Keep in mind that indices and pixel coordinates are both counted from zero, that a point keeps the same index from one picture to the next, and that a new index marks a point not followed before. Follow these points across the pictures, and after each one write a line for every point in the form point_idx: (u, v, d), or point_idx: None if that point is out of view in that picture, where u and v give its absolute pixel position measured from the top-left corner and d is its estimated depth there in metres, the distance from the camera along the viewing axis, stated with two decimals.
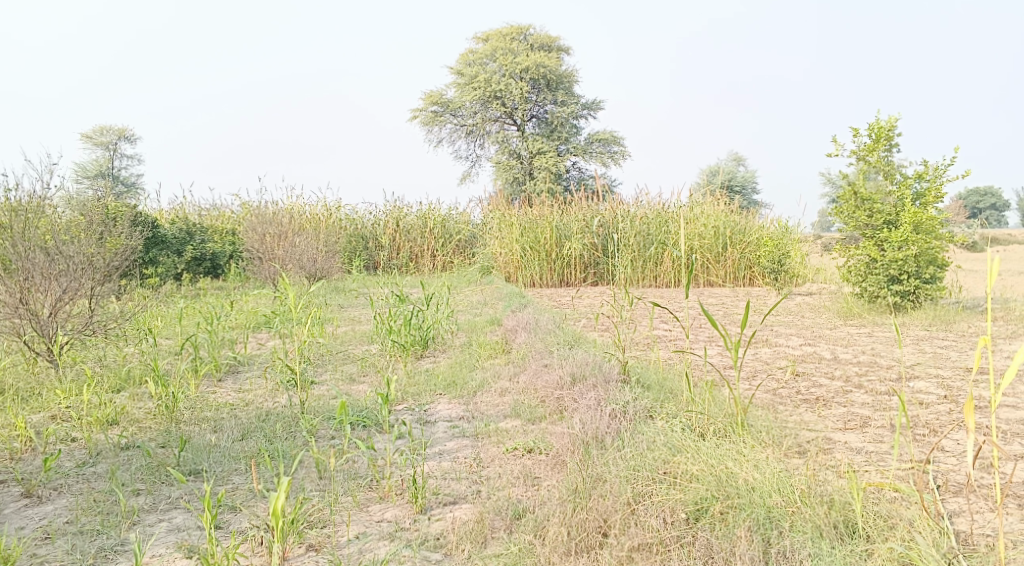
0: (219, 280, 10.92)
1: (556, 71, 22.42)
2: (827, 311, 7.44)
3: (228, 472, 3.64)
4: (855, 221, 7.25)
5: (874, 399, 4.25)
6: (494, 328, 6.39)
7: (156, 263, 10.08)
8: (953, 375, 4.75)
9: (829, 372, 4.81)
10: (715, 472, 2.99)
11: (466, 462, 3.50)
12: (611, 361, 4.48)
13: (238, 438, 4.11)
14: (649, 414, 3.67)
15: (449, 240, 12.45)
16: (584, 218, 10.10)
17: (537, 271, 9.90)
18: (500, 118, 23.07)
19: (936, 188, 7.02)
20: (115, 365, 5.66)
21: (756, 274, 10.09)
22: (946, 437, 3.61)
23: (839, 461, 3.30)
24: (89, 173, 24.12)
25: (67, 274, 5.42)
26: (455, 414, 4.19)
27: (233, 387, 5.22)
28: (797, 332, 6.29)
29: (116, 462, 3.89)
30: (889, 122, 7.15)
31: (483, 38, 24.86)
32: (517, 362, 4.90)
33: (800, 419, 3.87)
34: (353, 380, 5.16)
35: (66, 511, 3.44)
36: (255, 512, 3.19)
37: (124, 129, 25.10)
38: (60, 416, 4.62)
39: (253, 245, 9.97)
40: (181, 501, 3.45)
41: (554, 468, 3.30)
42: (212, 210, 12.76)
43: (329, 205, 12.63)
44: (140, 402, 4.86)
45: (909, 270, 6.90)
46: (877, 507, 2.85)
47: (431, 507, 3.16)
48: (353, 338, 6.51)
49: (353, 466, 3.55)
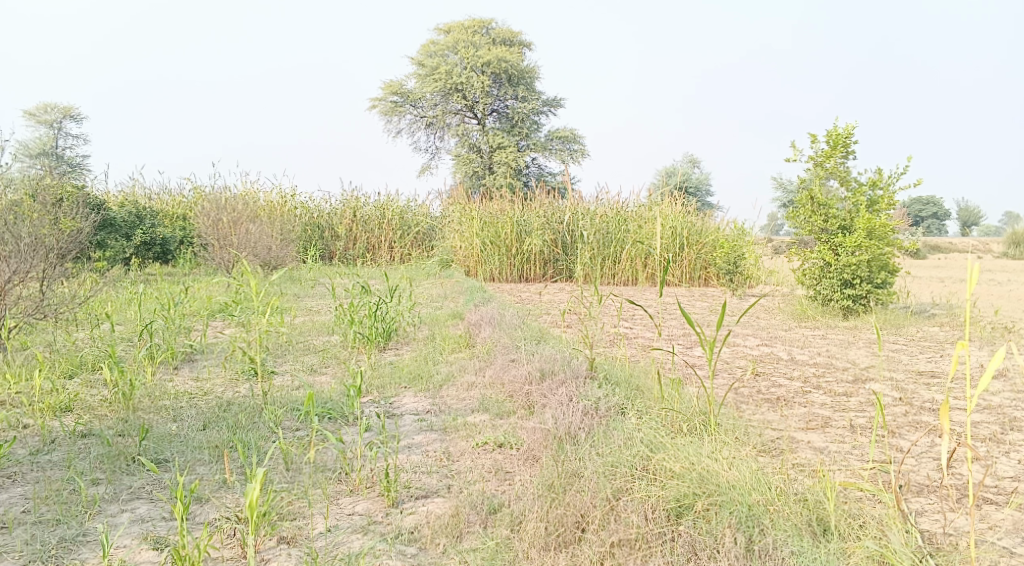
0: (169, 266, 10.67)
1: (518, 66, 22.41)
2: (781, 313, 7.58)
3: (192, 462, 3.57)
4: (810, 226, 7.37)
5: (833, 399, 4.34)
6: (456, 322, 6.37)
7: (105, 246, 9.83)
8: (908, 378, 4.87)
9: (788, 373, 4.91)
10: (696, 469, 3.03)
11: (436, 456, 3.48)
12: (578, 357, 4.50)
13: (200, 428, 4.03)
14: (620, 411, 3.70)
15: (406, 232, 12.37)
16: (545, 214, 10.08)
17: (497, 266, 9.92)
18: (460, 111, 22.99)
19: (889, 196, 7.20)
20: (65, 350, 5.48)
21: (711, 275, 10.25)
22: (904, 438, 3.71)
23: (807, 461, 3.37)
24: (31, 152, 23.35)
25: (17, 256, 5.23)
26: (421, 407, 4.16)
27: (191, 376, 5.11)
28: (755, 332, 6.40)
29: (73, 450, 3.78)
30: (846, 130, 7.30)
31: (444, 30, 24.73)
32: (482, 356, 4.89)
33: (763, 418, 3.94)
34: (314, 371, 5.09)
35: (22, 499, 3.34)
36: (224, 503, 3.15)
37: (69, 107, 24.38)
38: (10, 402, 4.48)
39: (207, 231, 9.75)
40: (144, 491, 3.37)
41: (527, 463, 3.32)
42: (163, 194, 12.47)
43: (285, 194, 12.44)
44: (94, 389, 4.73)
45: (861, 275, 7.05)
46: (848, 506, 2.93)
47: (403, 501, 3.14)
48: (312, 328, 6.42)
49: (323, 459, 3.51)
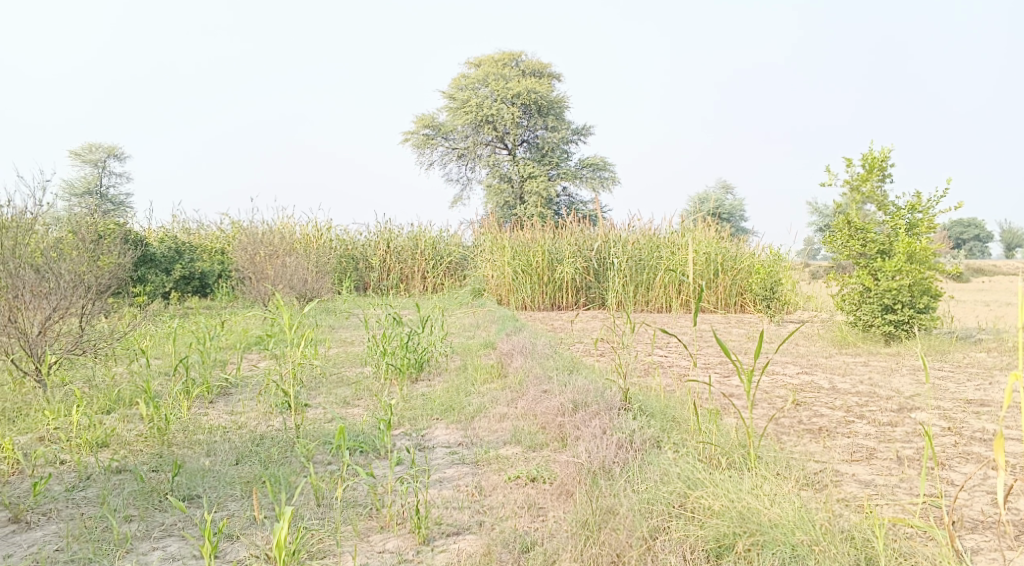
0: (207, 299, 10.79)
1: (548, 96, 22.49)
2: (820, 340, 7.42)
3: (223, 498, 3.55)
4: (848, 250, 7.22)
5: (878, 430, 4.20)
6: (488, 352, 6.33)
7: (145, 281, 10.00)
8: (956, 407, 4.71)
9: (830, 402, 4.76)
10: (736, 507, 2.94)
11: (468, 490, 3.42)
12: (612, 388, 4.41)
13: (232, 462, 4.01)
14: (656, 444, 3.61)
15: (439, 262, 12.39)
16: (577, 242, 10.02)
17: (529, 294, 9.87)
18: (491, 142, 23.13)
19: (929, 218, 7.04)
20: (104, 385, 5.52)
21: (748, 301, 10.08)
22: (956, 471, 3.57)
23: (852, 495, 3.25)
24: (77, 191, 23.97)
25: (57, 293, 5.29)
26: (453, 440, 4.10)
27: (225, 409, 5.11)
28: (794, 359, 6.26)
29: (108, 486, 3.78)
30: (882, 152, 7.17)
31: (474, 63, 24.96)
32: (515, 387, 4.83)
33: (805, 449, 3.82)
34: (347, 403, 5.07)
35: (56, 537, 3.34)
36: (254, 541, 3.12)
37: (113, 146, 24.99)
38: (48, 437, 4.51)
39: (245, 263, 9.88)
40: (175, 528, 3.36)
41: (560, 498, 3.24)
42: (201, 228, 12.66)
43: (320, 226, 12.55)
44: (131, 424, 4.74)
45: (903, 300, 6.87)
46: (897, 544, 2.82)
47: (435, 538, 3.08)
48: (345, 360, 6.42)
49: (353, 494, 3.46)
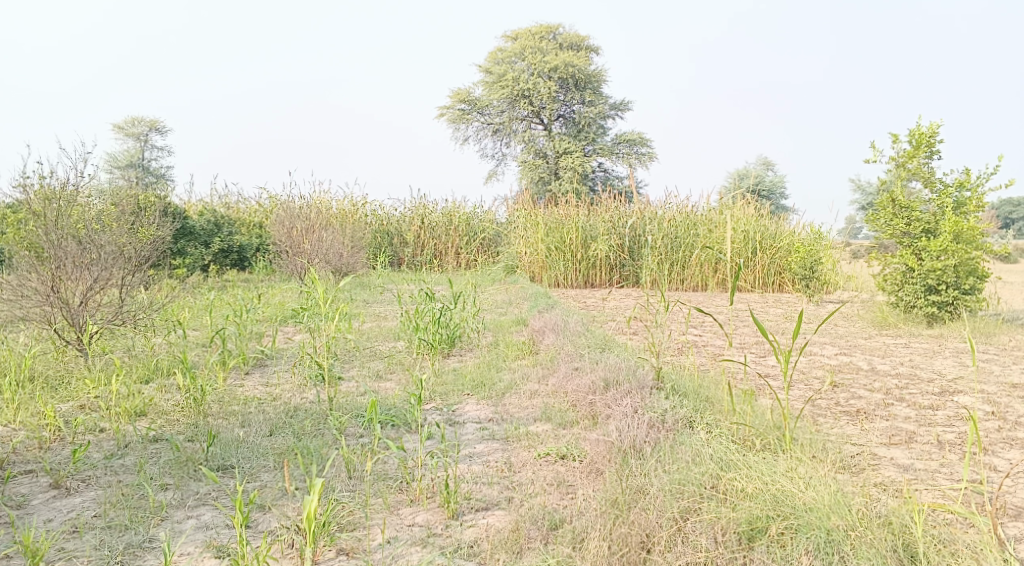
0: (245, 272, 10.91)
1: (585, 71, 22.24)
2: (860, 321, 7.27)
3: (256, 469, 3.58)
4: (892, 229, 7.04)
5: (918, 413, 4.11)
6: (521, 328, 6.30)
7: (185, 254, 10.08)
8: (1000, 391, 4.58)
9: (868, 384, 4.67)
10: (770, 491, 2.89)
11: (498, 466, 3.40)
12: (645, 366, 4.36)
13: (266, 434, 4.05)
14: (688, 424, 3.56)
15: (473, 238, 12.38)
16: (612, 219, 9.93)
17: (562, 271, 9.82)
18: (527, 117, 22.97)
19: (977, 197, 6.83)
20: (143, 355, 5.60)
21: (786, 280, 9.92)
22: (999, 457, 3.48)
23: (889, 480, 3.19)
24: (119, 164, 24.32)
25: (98, 264, 5.37)
26: (484, 416, 4.10)
27: (260, 381, 5.16)
28: (832, 340, 6.15)
29: (144, 455, 3.83)
30: (930, 128, 6.96)
31: (511, 36, 24.74)
32: (546, 364, 4.80)
33: (842, 432, 3.75)
34: (379, 377, 5.08)
35: (94, 504, 3.40)
36: (285, 512, 3.14)
37: (155, 120, 25.29)
38: (89, 405, 4.59)
39: (281, 238, 9.91)
40: (209, 497, 3.40)
41: (590, 476, 3.21)
42: (239, 202, 12.78)
43: (356, 201, 12.59)
44: (168, 394, 4.81)
45: (947, 281, 6.70)
46: (937, 531, 2.75)
47: (464, 513, 3.08)
48: (378, 334, 6.44)
49: (383, 467, 3.47)
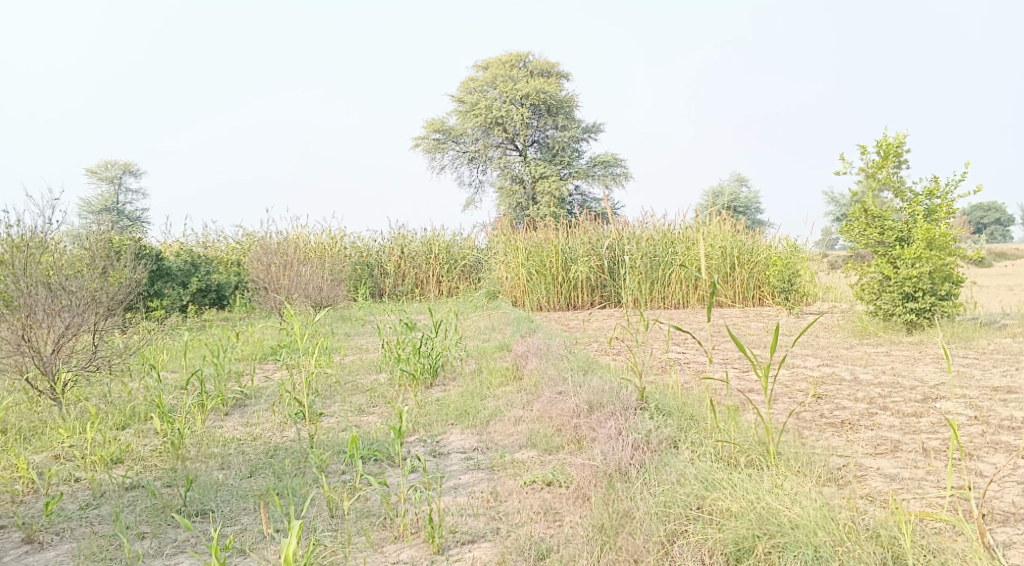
0: (224, 311, 10.79)
1: (556, 96, 22.40)
2: (841, 331, 7.29)
3: (236, 512, 3.51)
4: (866, 239, 7.09)
5: (902, 421, 4.10)
6: (504, 354, 6.26)
7: (162, 295, 9.97)
8: (982, 394, 4.59)
9: (852, 394, 4.66)
10: (755, 509, 2.86)
11: (483, 497, 3.35)
12: (628, 387, 4.32)
13: (246, 475, 3.97)
14: (673, 444, 3.53)
15: (453, 266, 12.34)
16: (590, 241, 9.94)
17: (544, 295, 9.79)
18: (502, 143, 23.07)
19: (947, 203, 6.90)
20: (120, 401, 5.49)
21: (766, 294, 9.96)
22: (984, 462, 3.47)
23: (877, 490, 3.17)
24: (94, 208, 24.13)
25: (70, 309, 5.27)
26: (468, 445, 4.04)
27: (241, 421, 5.07)
28: (814, 352, 6.15)
29: (120, 504, 3.74)
30: (898, 138, 7.05)
31: (482, 65, 24.91)
32: (530, 390, 4.76)
33: (827, 444, 3.73)
34: (362, 411, 5.02)
35: (68, 557, 3.31)
36: (265, 556, 3.08)
37: (129, 162, 25.15)
38: (63, 455, 4.48)
39: (259, 274, 9.80)
40: (187, 544, 3.33)
41: (576, 502, 3.17)
42: (216, 241, 12.68)
43: (334, 234, 12.53)
44: (146, 439, 4.71)
45: (924, 288, 6.74)
46: (926, 541, 2.73)
47: (449, 547, 3.02)
48: (360, 367, 6.37)
49: (366, 504, 3.40)
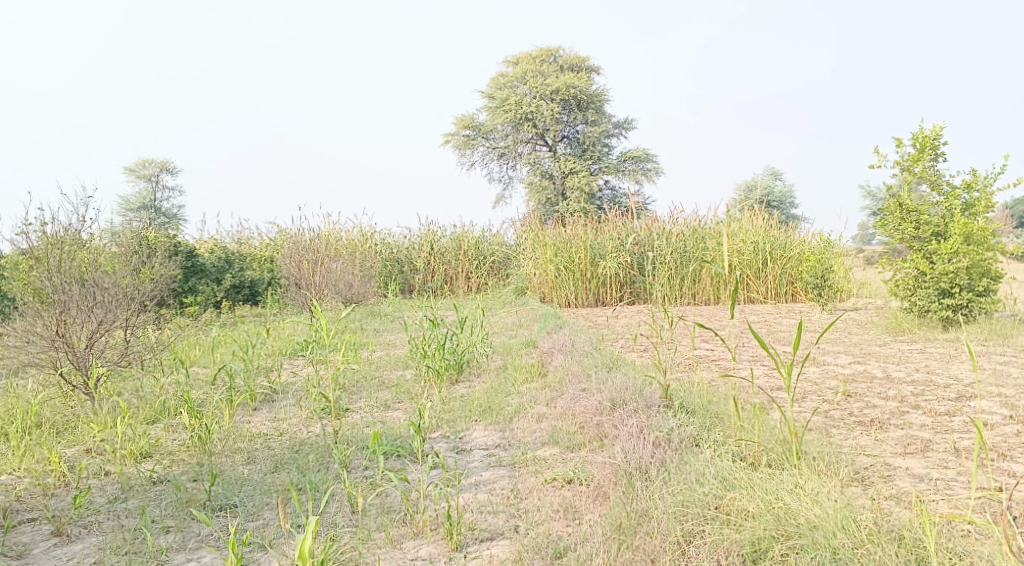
0: (257, 307, 10.90)
1: (587, 90, 22.30)
2: (874, 327, 7.16)
3: (259, 507, 3.54)
4: (900, 234, 6.94)
5: (934, 420, 4.01)
6: (530, 350, 6.24)
7: (196, 291, 10.07)
8: (1018, 393, 4.48)
9: (883, 392, 4.57)
10: (773, 510, 2.82)
11: (503, 494, 3.34)
12: (653, 384, 4.28)
13: (270, 470, 4.00)
14: (695, 442, 3.49)
15: (483, 262, 12.35)
16: (619, 237, 9.88)
17: (573, 291, 9.74)
18: (532, 139, 23.03)
19: (986, 197, 6.74)
20: (151, 395, 5.56)
21: (799, 290, 9.82)
22: (1017, 463, 3.39)
23: (904, 491, 3.10)
24: (132, 206, 24.56)
25: (102, 306, 5.34)
26: (491, 442, 4.03)
27: (268, 416, 5.11)
28: (846, 349, 6.04)
29: (147, 497, 3.79)
30: (934, 130, 6.90)
31: (512, 61, 24.88)
32: (554, 386, 4.74)
33: (855, 443, 3.66)
34: (387, 407, 5.03)
35: (94, 550, 3.37)
36: (284, 551, 3.11)
37: (166, 161, 25.53)
38: (94, 449, 4.55)
39: (291, 271, 9.80)
40: (209, 539, 3.36)
41: (596, 500, 3.15)
42: (249, 238, 12.81)
43: (365, 231, 12.59)
44: (175, 433, 4.77)
45: (960, 283, 6.60)
46: (952, 544, 2.66)
47: (468, 544, 3.02)
48: (388, 363, 6.39)
49: (386, 500, 3.41)
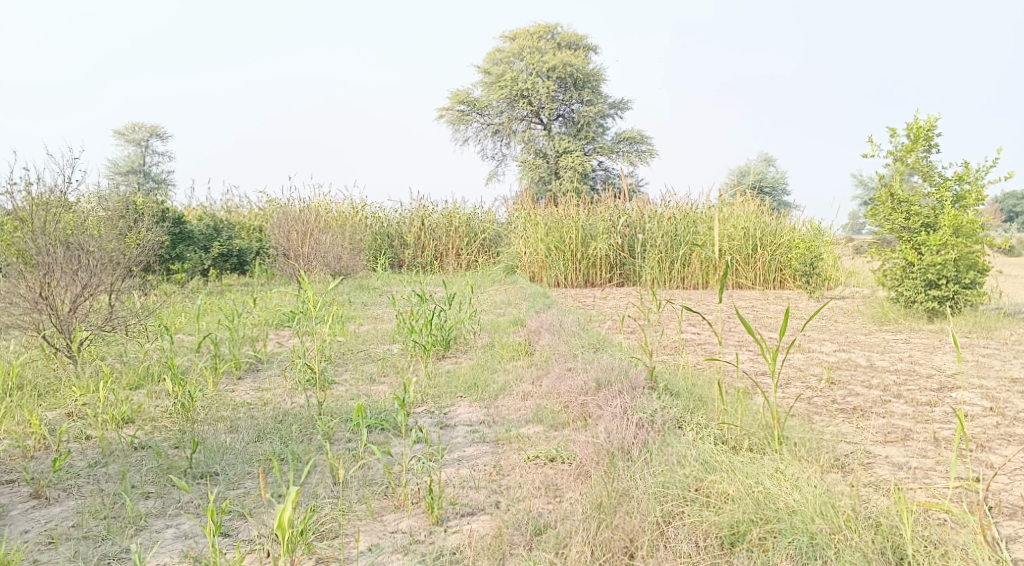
0: (244, 276, 10.83)
1: (583, 69, 22.17)
2: (860, 317, 7.19)
3: (240, 476, 3.53)
4: (891, 224, 6.95)
5: (915, 410, 4.04)
6: (517, 329, 6.24)
7: (183, 258, 9.98)
8: (1000, 386, 4.51)
9: (866, 380, 4.60)
10: (753, 494, 2.83)
11: (486, 470, 3.34)
12: (638, 366, 4.29)
13: (253, 440, 3.99)
14: (678, 425, 3.51)
15: (473, 239, 12.32)
16: (610, 218, 9.86)
17: (562, 271, 9.73)
18: (527, 117, 22.91)
19: (977, 190, 6.75)
20: (135, 361, 5.52)
21: (787, 277, 9.84)
22: (995, 454, 3.42)
23: (883, 479, 3.13)
24: (121, 170, 24.32)
25: (87, 269, 5.29)
26: (475, 418, 4.04)
27: (253, 386, 5.10)
28: (831, 337, 6.06)
29: (128, 463, 3.77)
30: (928, 121, 6.89)
31: (509, 37, 24.68)
32: (540, 365, 4.74)
33: (837, 430, 3.68)
34: (372, 380, 5.03)
35: (73, 513, 3.35)
36: (265, 521, 3.11)
37: (156, 126, 25.28)
38: (76, 413, 4.52)
39: (279, 241, 9.77)
40: (189, 506, 3.36)
41: (577, 479, 3.15)
42: (238, 207, 12.71)
43: (355, 204, 12.52)
44: (158, 400, 4.75)
45: (948, 275, 6.62)
46: (928, 532, 2.69)
47: (449, 518, 3.02)
48: (375, 337, 6.37)
49: (368, 472, 3.41)
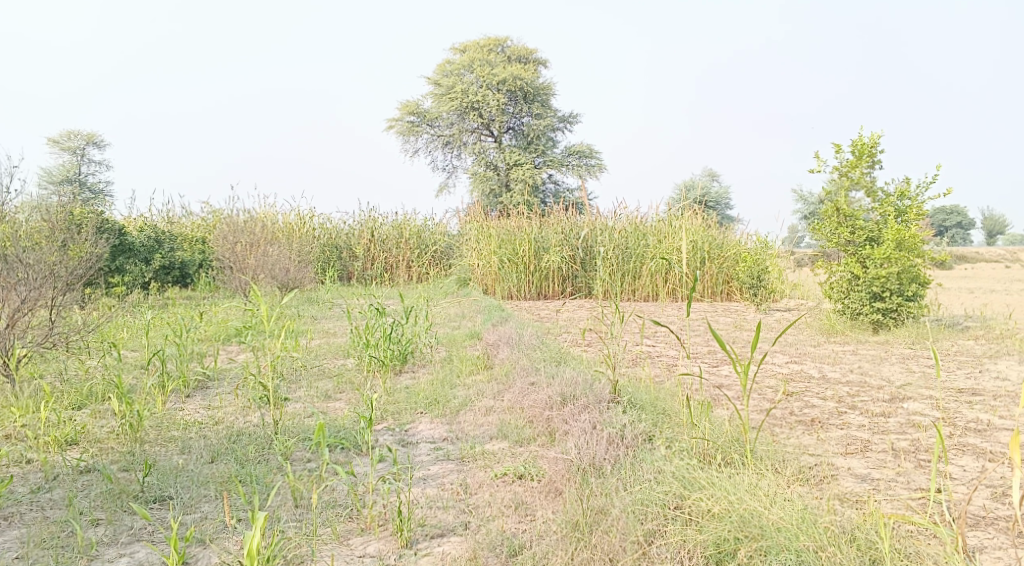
0: (187, 289, 10.54)
1: (532, 83, 22.29)
2: (808, 328, 7.32)
3: (196, 500, 3.40)
4: (836, 238, 7.10)
5: (871, 421, 4.11)
6: (474, 342, 6.17)
7: (123, 271, 9.68)
8: (948, 396, 4.62)
9: (821, 392, 4.66)
10: (736, 510, 2.82)
11: (453, 488, 3.27)
12: (601, 379, 4.26)
13: (207, 461, 3.85)
14: (647, 439, 3.49)
15: (424, 251, 12.21)
16: (563, 231, 9.86)
17: (515, 283, 9.72)
18: (477, 129, 22.90)
19: (917, 205, 6.94)
20: (76, 379, 5.29)
21: (734, 289, 10.00)
22: (952, 464, 3.49)
23: (848, 491, 3.16)
24: (54, 180, 23.57)
25: (26, 283, 5.06)
26: (438, 435, 3.96)
27: (202, 404, 4.93)
28: (783, 349, 6.15)
29: (75, 488, 3.60)
30: (871, 138, 7.07)
31: (459, 50, 24.69)
32: (500, 379, 4.69)
33: (799, 442, 3.71)
34: (328, 396, 4.91)
35: (17, 544, 3.18)
36: (226, 547, 3.00)
37: (93, 134, 24.59)
38: (15, 435, 4.30)
39: (225, 253, 9.56)
40: (144, 533, 3.22)
41: (550, 497, 3.11)
42: (181, 218, 12.39)
43: (303, 214, 12.30)
44: (103, 420, 4.55)
45: (891, 288, 6.77)
46: (902, 545, 2.72)
47: (418, 540, 2.95)
48: (328, 351, 6.24)
49: (332, 494, 3.31)
